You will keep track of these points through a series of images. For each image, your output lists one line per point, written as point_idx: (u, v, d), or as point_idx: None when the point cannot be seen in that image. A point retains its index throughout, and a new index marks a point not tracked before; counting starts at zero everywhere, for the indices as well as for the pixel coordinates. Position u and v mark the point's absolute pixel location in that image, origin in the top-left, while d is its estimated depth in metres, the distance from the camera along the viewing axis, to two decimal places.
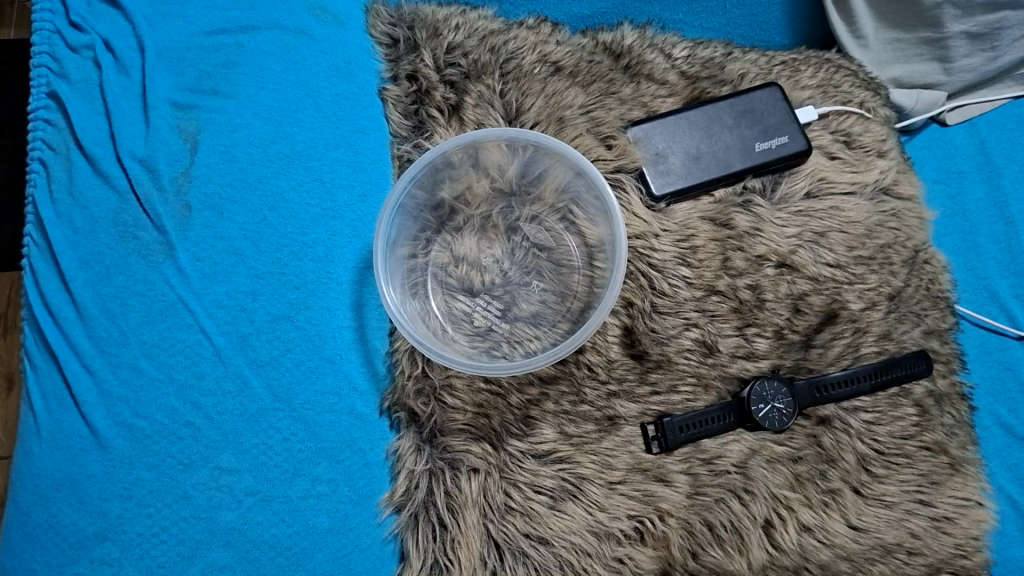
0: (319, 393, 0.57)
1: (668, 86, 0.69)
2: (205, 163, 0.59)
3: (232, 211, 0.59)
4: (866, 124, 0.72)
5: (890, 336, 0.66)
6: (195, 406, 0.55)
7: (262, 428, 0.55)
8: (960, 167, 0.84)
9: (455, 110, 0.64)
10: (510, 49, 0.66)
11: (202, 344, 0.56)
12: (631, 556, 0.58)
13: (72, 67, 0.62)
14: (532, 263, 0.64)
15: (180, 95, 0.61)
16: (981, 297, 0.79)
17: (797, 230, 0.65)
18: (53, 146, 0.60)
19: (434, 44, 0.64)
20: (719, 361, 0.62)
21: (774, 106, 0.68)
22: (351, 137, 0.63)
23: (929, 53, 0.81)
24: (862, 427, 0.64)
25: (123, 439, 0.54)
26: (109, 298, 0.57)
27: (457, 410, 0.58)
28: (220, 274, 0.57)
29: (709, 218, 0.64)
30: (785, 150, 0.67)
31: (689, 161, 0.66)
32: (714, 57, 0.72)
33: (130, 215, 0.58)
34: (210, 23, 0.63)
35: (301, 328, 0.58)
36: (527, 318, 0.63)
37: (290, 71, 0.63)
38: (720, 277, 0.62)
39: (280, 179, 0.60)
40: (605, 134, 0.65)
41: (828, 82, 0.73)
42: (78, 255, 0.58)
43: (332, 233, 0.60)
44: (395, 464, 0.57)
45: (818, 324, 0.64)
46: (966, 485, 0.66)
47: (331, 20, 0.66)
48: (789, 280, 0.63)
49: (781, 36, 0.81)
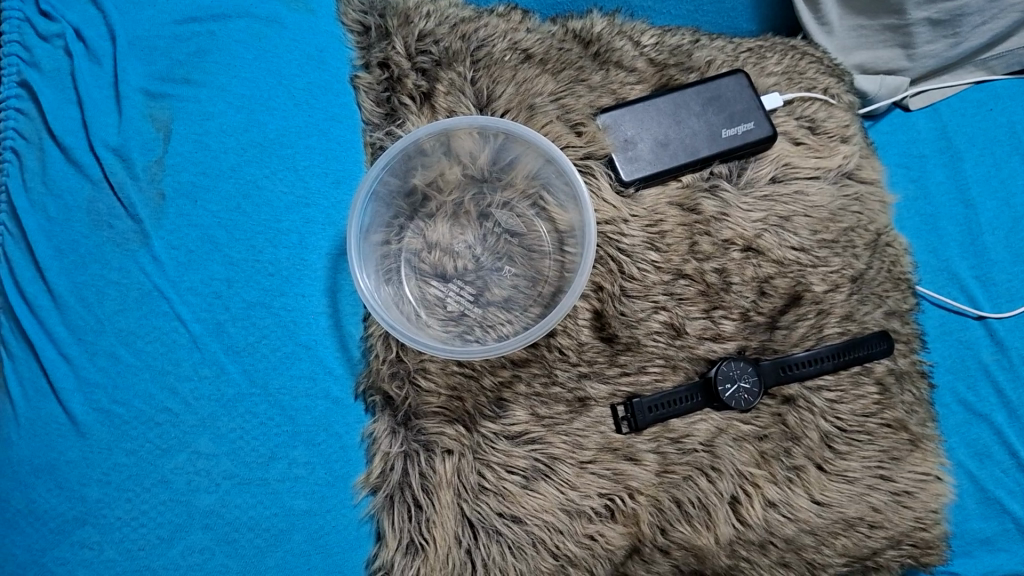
0: (295, 378, 0.57)
1: (636, 73, 0.70)
2: (178, 152, 0.59)
3: (206, 199, 0.59)
4: (830, 111, 0.73)
5: (852, 317, 0.68)
6: (172, 392, 0.55)
7: (239, 413, 0.56)
8: (923, 151, 0.86)
9: (426, 97, 0.65)
10: (481, 37, 0.67)
11: (178, 331, 0.56)
12: (602, 533, 0.60)
13: (43, 56, 0.61)
14: (504, 248, 0.64)
15: (152, 84, 0.61)
16: (942, 278, 0.82)
17: (762, 215, 0.67)
18: (24, 135, 0.60)
19: (406, 32, 0.65)
20: (687, 343, 0.64)
21: (740, 93, 0.70)
22: (324, 125, 0.63)
23: (892, 39, 0.83)
24: (825, 405, 0.66)
25: (101, 424, 0.54)
26: (85, 286, 0.57)
27: (430, 393, 0.59)
28: (195, 262, 0.58)
29: (677, 204, 0.66)
30: (751, 136, 0.68)
31: (657, 148, 0.67)
32: (681, 44, 0.73)
33: (104, 203, 0.58)
34: (181, 12, 0.63)
35: (276, 314, 0.58)
36: (499, 302, 0.63)
37: (262, 59, 0.63)
38: (687, 261, 0.64)
39: (252, 167, 0.60)
40: (574, 121, 0.66)
41: (793, 68, 0.74)
42: (53, 244, 0.57)
43: (305, 221, 0.60)
44: (371, 447, 0.58)
45: (782, 306, 0.66)
46: (925, 461, 0.69)
47: (302, 7, 0.66)
48: (755, 263, 0.65)
49: (747, 23, 0.82)
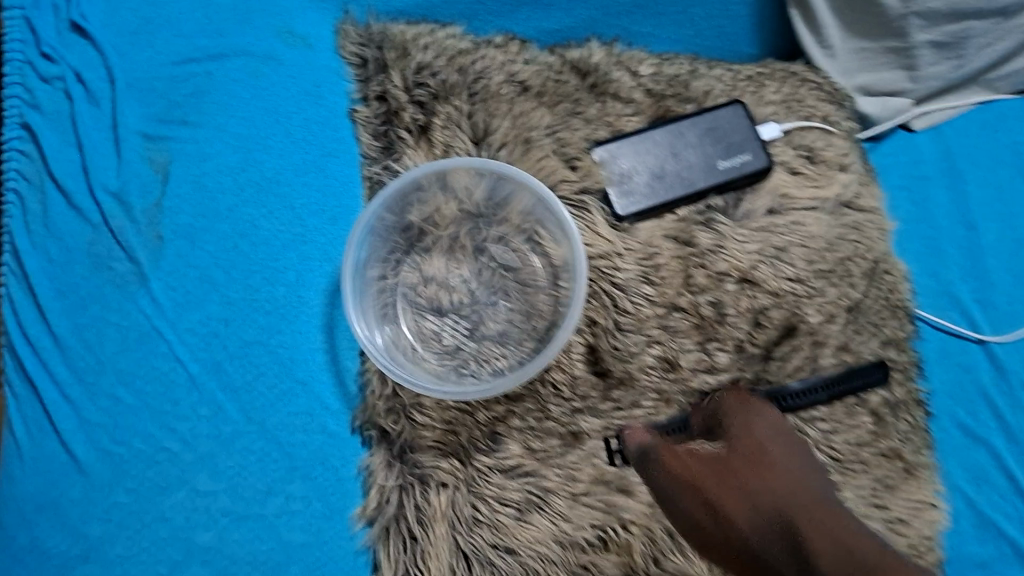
0: (291, 414, 0.59)
1: (634, 105, 0.70)
2: (176, 193, 0.61)
3: (203, 240, 0.60)
4: (829, 138, 0.73)
5: (847, 347, 0.68)
6: (171, 430, 0.57)
7: (236, 449, 0.57)
8: (926, 172, 0.84)
9: (423, 131, 0.65)
10: (477, 69, 0.68)
11: (177, 371, 0.58)
12: (595, 563, 0.59)
13: (44, 98, 0.62)
14: (499, 282, 0.65)
15: (150, 126, 0.62)
16: (942, 302, 0.81)
17: (758, 246, 0.67)
18: (26, 177, 0.61)
19: (403, 65, 0.66)
20: (681, 376, 0.64)
21: (737, 124, 0.70)
22: (320, 161, 0.64)
23: (895, 62, 0.81)
24: (818, 435, 0.66)
25: (102, 463, 0.56)
26: (86, 328, 0.58)
27: (426, 427, 0.60)
28: (193, 302, 0.59)
29: (672, 237, 0.66)
30: (746, 168, 0.69)
31: (653, 181, 0.67)
32: (679, 74, 0.73)
33: (103, 245, 0.60)
34: (178, 52, 0.64)
35: (273, 352, 0.59)
36: (494, 336, 0.64)
37: (259, 97, 0.64)
38: (681, 294, 0.65)
39: (250, 207, 0.61)
40: (570, 155, 0.67)
41: (793, 96, 0.74)
42: (55, 286, 0.59)
43: (302, 258, 0.61)
44: (367, 479, 0.59)
45: (777, 337, 0.66)
46: (920, 489, 0.69)
47: (299, 42, 0.66)
48: (750, 294, 0.66)
49: (749, 47, 0.81)
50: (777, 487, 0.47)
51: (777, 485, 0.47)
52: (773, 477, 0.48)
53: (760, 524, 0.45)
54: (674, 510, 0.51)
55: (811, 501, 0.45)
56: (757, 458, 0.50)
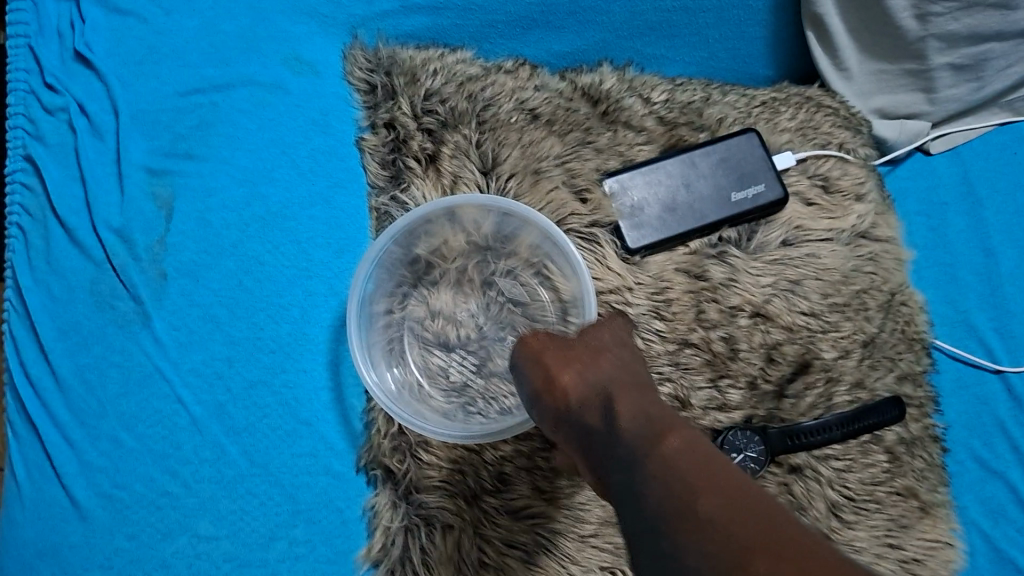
0: (295, 456, 0.58)
1: (645, 133, 0.69)
2: (180, 230, 0.60)
3: (207, 277, 0.59)
4: (845, 167, 0.71)
5: (863, 384, 0.66)
6: (173, 475, 0.56)
7: (239, 494, 0.56)
8: (944, 198, 0.79)
9: (432, 159, 0.64)
10: (487, 96, 0.66)
11: (180, 414, 0.57)
12: None
13: (48, 129, 0.62)
14: (507, 317, 0.64)
15: (154, 160, 0.61)
16: (959, 331, 0.76)
17: (772, 279, 0.66)
18: (30, 211, 0.61)
19: (412, 92, 0.65)
20: (692, 415, 0.63)
21: (751, 153, 0.68)
22: (327, 193, 0.63)
23: (913, 83, 0.77)
24: (832, 474, 0.65)
25: (103, 509, 0.55)
26: (88, 368, 0.58)
27: (431, 466, 0.58)
28: (196, 342, 0.58)
29: (684, 270, 0.65)
30: (762, 199, 0.67)
31: (664, 213, 0.66)
32: (693, 101, 0.72)
33: (106, 284, 0.59)
34: (183, 83, 0.62)
35: (278, 393, 0.58)
36: (502, 372, 0.62)
37: (265, 129, 0.63)
38: (693, 329, 0.64)
39: (255, 243, 0.60)
40: (579, 187, 0.66)
41: (808, 123, 0.72)
42: (57, 325, 0.59)
43: (308, 293, 0.61)
44: (372, 520, 0.58)
45: (790, 373, 0.65)
46: (935, 527, 0.67)
47: (307, 69, 0.65)
48: (763, 330, 0.65)
49: (764, 69, 0.77)
50: (636, 388, 0.45)
51: (614, 373, 0.46)
52: (605, 370, 0.47)
53: (600, 406, 0.44)
54: (519, 377, 0.51)
55: (658, 401, 0.45)
56: (620, 355, 0.48)
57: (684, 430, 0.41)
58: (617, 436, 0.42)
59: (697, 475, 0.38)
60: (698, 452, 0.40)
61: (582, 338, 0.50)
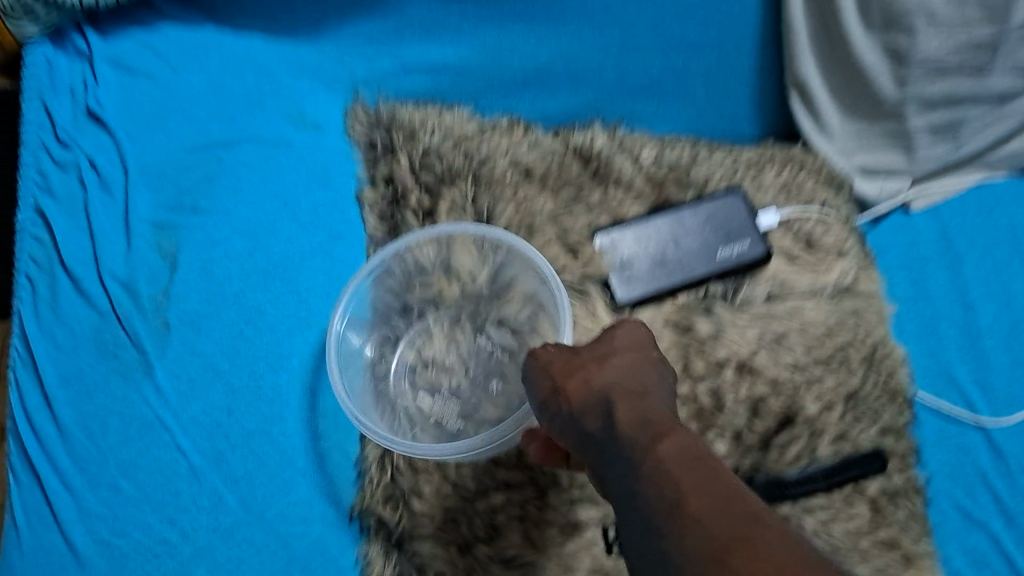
0: (292, 504, 0.59)
1: (635, 190, 0.73)
2: (184, 280, 0.62)
3: (208, 327, 0.61)
4: (827, 225, 0.74)
5: (846, 436, 0.68)
6: (171, 523, 0.57)
7: (235, 542, 0.57)
8: (924, 253, 0.79)
9: (428, 214, 0.67)
10: (483, 153, 0.69)
11: (179, 462, 0.58)
12: None
13: (57, 183, 0.64)
14: (496, 363, 0.65)
15: (160, 214, 0.63)
16: (940, 383, 0.75)
17: (758, 333, 0.68)
18: (37, 262, 0.63)
19: (410, 148, 0.68)
20: None
21: (735, 212, 0.72)
22: (327, 244, 0.65)
23: (892, 141, 0.76)
24: (818, 525, 0.65)
25: (100, 557, 0.56)
26: (91, 416, 0.59)
27: (423, 516, 0.59)
28: (196, 391, 0.59)
29: (673, 323, 0.68)
30: (746, 256, 0.70)
31: (654, 268, 0.69)
32: (680, 159, 0.74)
33: (110, 334, 0.60)
34: (190, 138, 0.65)
35: (275, 441, 0.60)
36: (492, 422, 0.62)
37: (269, 182, 0.65)
38: (682, 381, 0.66)
39: (255, 293, 0.62)
40: (572, 242, 0.70)
41: (792, 181, 0.75)
42: (60, 373, 0.60)
43: (307, 343, 0.63)
44: (365, 569, 0.58)
45: (775, 426, 0.66)
46: None
47: (310, 126, 0.68)
48: (749, 382, 0.66)
49: (750, 128, 0.78)
50: (641, 395, 0.42)
51: (620, 380, 0.43)
52: (611, 375, 0.44)
53: (600, 414, 0.42)
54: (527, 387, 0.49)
55: (662, 408, 0.41)
56: (630, 362, 0.45)
57: (686, 436, 0.38)
58: (615, 442, 0.40)
59: (695, 483, 0.35)
60: (693, 462, 0.37)
61: (594, 348, 0.48)
